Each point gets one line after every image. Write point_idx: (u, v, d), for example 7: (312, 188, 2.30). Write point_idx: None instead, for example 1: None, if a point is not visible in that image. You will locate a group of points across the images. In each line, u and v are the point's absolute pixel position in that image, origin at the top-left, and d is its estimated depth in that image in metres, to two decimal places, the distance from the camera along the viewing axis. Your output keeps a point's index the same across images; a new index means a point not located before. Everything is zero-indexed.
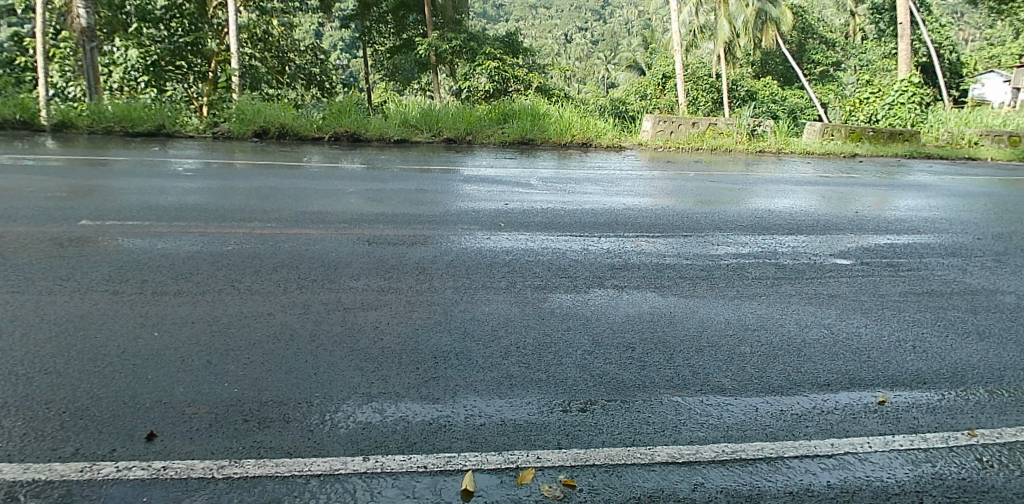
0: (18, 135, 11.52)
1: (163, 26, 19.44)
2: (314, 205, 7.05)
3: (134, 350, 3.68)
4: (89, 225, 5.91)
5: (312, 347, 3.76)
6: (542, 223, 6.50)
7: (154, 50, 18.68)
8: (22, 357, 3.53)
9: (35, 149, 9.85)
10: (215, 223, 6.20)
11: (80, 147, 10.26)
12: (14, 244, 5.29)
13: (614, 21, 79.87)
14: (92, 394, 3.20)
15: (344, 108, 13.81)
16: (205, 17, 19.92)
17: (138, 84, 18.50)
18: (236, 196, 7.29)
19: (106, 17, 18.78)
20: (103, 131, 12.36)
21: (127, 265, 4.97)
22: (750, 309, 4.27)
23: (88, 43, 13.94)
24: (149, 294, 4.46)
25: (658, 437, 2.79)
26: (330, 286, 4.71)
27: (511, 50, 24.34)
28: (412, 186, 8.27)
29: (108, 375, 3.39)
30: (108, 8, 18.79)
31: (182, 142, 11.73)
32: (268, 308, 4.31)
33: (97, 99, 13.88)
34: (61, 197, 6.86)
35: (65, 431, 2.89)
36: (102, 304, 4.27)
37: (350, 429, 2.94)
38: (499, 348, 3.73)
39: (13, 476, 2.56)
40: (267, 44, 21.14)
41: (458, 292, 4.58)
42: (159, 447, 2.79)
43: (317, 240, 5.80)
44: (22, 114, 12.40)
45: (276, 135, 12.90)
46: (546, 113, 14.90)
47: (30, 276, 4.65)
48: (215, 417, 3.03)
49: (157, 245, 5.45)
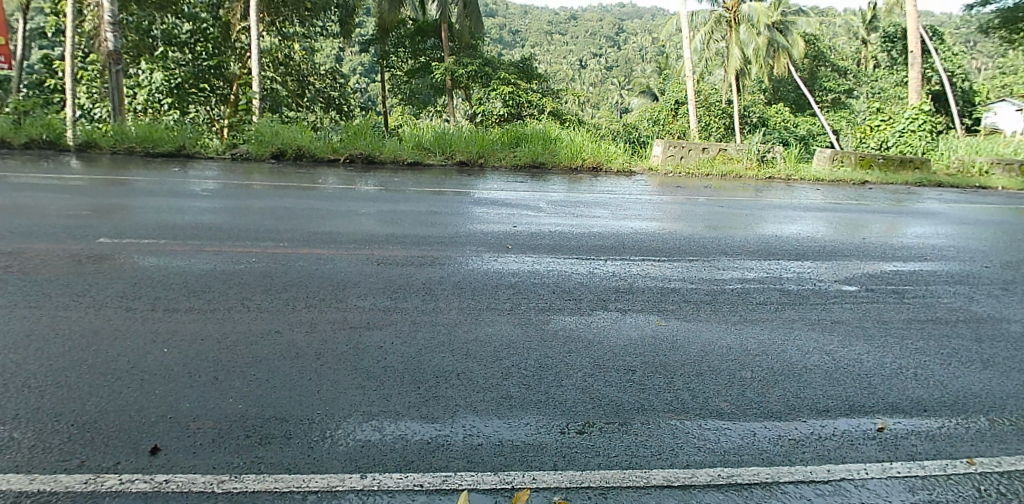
0: (43, 155, 11.83)
1: (187, 50, 19.93)
2: (325, 226, 7.13)
3: (143, 365, 3.75)
4: (107, 243, 6.03)
5: (317, 365, 3.80)
6: (550, 245, 6.54)
7: (177, 73, 19.24)
8: (33, 371, 3.60)
9: (58, 168, 10.10)
10: (226, 242, 6.29)
11: (103, 167, 10.48)
12: (34, 260, 5.41)
13: (628, 48, 80.53)
14: (100, 408, 3.25)
15: (360, 130, 14.02)
16: (229, 41, 20.57)
17: (162, 106, 19.03)
18: (252, 216, 7.41)
19: (133, 40, 19.26)
20: (125, 151, 12.71)
21: (142, 283, 5.06)
22: (752, 334, 4.25)
23: (114, 65, 14.25)
24: (160, 311, 4.54)
25: (655, 461, 2.78)
26: (338, 305, 4.77)
27: (526, 75, 24.70)
28: (423, 208, 8.36)
29: (117, 389, 3.45)
30: (136, 33, 19.32)
31: (200, 163, 11.94)
32: (274, 326, 4.37)
33: (124, 121, 14.27)
34: (80, 215, 6.99)
35: (72, 444, 2.94)
36: (114, 320, 4.35)
37: (349, 447, 2.97)
38: (500, 369, 3.74)
39: (19, 486, 2.62)
40: (288, 68, 21.54)
41: (462, 313, 4.62)
42: (161, 460, 2.83)
43: (328, 259, 5.88)
44: (48, 134, 12.73)
45: (293, 156, 13.11)
46: (558, 138, 14.99)
47: (48, 292, 4.74)
48: (219, 432, 3.08)
49: (172, 263, 5.55)
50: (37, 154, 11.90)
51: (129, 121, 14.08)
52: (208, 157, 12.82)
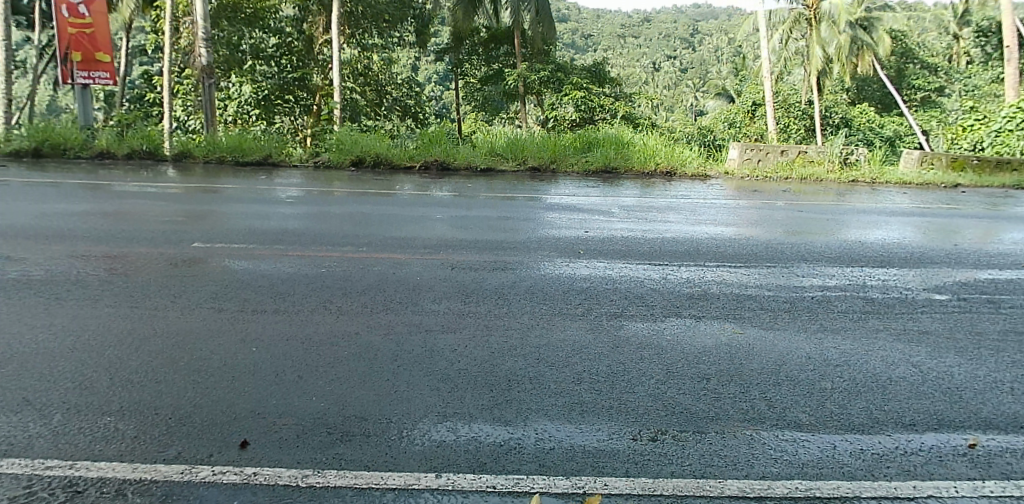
0: (145, 165, 12.70)
1: (273, 63, 20.83)
2: (401, 231, 7.34)
3: (233, 363, 3.99)
4: (200, 247, 6.43)
5: (393, 367, 3.94)
6: (622, 251, 6.51)
7: (264, 85, 20.32)
8: (136, 367, 3.90)
9: (158, 177, 10.83)
10: (308, 247, 6.58)
11: (197, 176, 11.15)
12: (137, 263, 5.83)
13: (703, 49, 78.82)
14: (194, 403, 3.49)
15: (435, 137, 14.34)
16: (311, 54, 21.60)
17: (251, 117, 20.21)
18: (332, 222, 7.72)
19: (224, 56, 20.06)
20: (217, 160, 13.48)
21: (232, 285, 5.37)
22: (833, 343, 4.11)
23: (207, 79, 15.17)
24: (249, 313, 4.81)
25: (729, 471, 2.74)
26: (414, 308, 4.91)
27: (598, 79, 24.58)
28: (496, 213, 8.46)
29: (209, 386, 3.69)
30: (226, 48, 20.07)
31: (285, 171, 12.52)
32: (353, 328, 4.55)
33: (217, 131, 15.15)
34: (176, 221, 7.47)
35: (169, 436, 3.17)
36: (207, 320, 4.64)
37: (425, 446, 3.07)
38: (571, 374, 3.76)
39: (123, 474, 2.84)
40: (367, 78, 22.26)
41: (534, 318, 4.67)
42: (250, 454, 3.01)
43: (403, 263, 6.06)
44: (148, 145, 13.66)
45: (371, 164, 13.57)
46: (631, 142, 14.84)
47: (148, 294, 5.11)
48: (302, 428, 3.24)
49: (258, 267, 5.86)
50: (140, 164, 12.79)
51: (221, 132, 14.93)
52: (293, 166, 13.43)
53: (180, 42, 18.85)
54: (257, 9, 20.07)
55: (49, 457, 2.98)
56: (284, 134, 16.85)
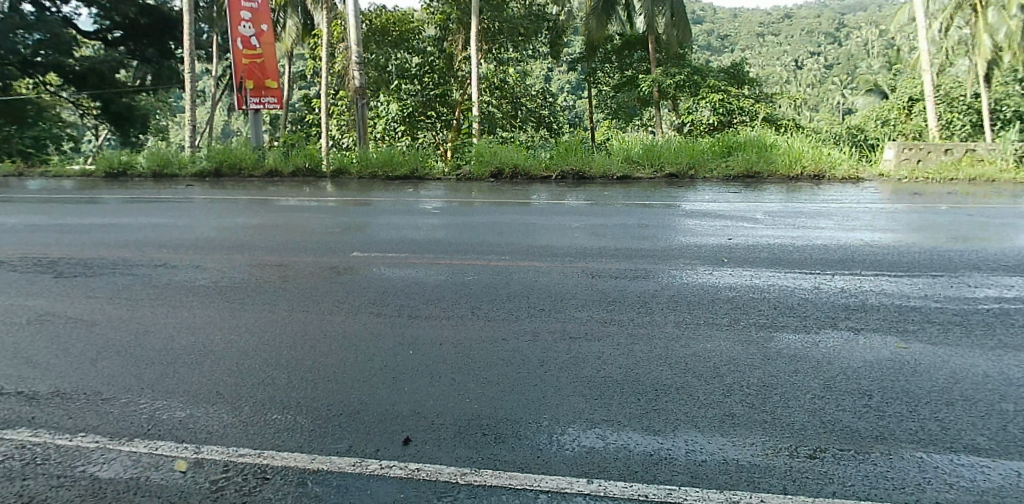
0: (307, 181, 13.95)
1: (417, 81, 21.97)
2: (540, 239, 7.56)
3: (393, 365, 4.34)
4: (359, 256, 7.00)
5: (540, 372, 4.10)
6: (768, 259, 6.30)
7: (409, 102, 21.31)
8: (312, 366, 4.36)
9: (319, 192, 11.86)
10: (455, 255, 6.95)
11: (352, 190, 12.07)
12: (307, 270, 6.46)
13: (851, 43, 73.43)
14: (362, 401, 3.85)
15: (570, 146, 14.54)
16: (452, 71, 22.37)
17: (396, 133, 19.84)
18: (475, 231, 8.09)
19: (374, 76, 22.06)
20: (370, 175, 14.50)
21: (389, 291, 5.82)
22: (1015, 362, 3.76)
23: (360, 99, 16.43)
24: (405, 317, 5.19)
25: (897, 494, 2.62)
26: (557, 316, 5.07)
27: (736, 80, 23.66)
28: (633, 221, 8.47)
29: (374, 385, 4.05)
30: (376, 70, 22.11)
31: (430, 183, 13.26)
32: (501, 334, 4.78)
33: (368, 147, 16.26)
34: (336, 231, 8.18)
35: (342, 430, 3.53)
36: (369, 324, 5.07)
37: (575, 452, 3.19)
38: (721, 386, 3.73)
39: (306, 464, 3.21)
40: (502, 91, 22.40)
41: (678, 327, 4.66)
42: (412, 450, 3.28)
43: (544, 272, 6.25)
44: (310, 163, 14.97)
45: (510, 175, 14.01)
46: (774, 145, 14.15)
47: (317, 299, 5.65)
48: (459, 428, 3.48)
49: (410, 274, 6.29)
50: (301, 180, 14.00)
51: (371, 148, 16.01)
52: (437, 178, 14.16)
53: (333, 65, 20.95)
54: (401, 31, 22.03)
55: (241, 447, 3.41)
56: (427, 147, 17.77)
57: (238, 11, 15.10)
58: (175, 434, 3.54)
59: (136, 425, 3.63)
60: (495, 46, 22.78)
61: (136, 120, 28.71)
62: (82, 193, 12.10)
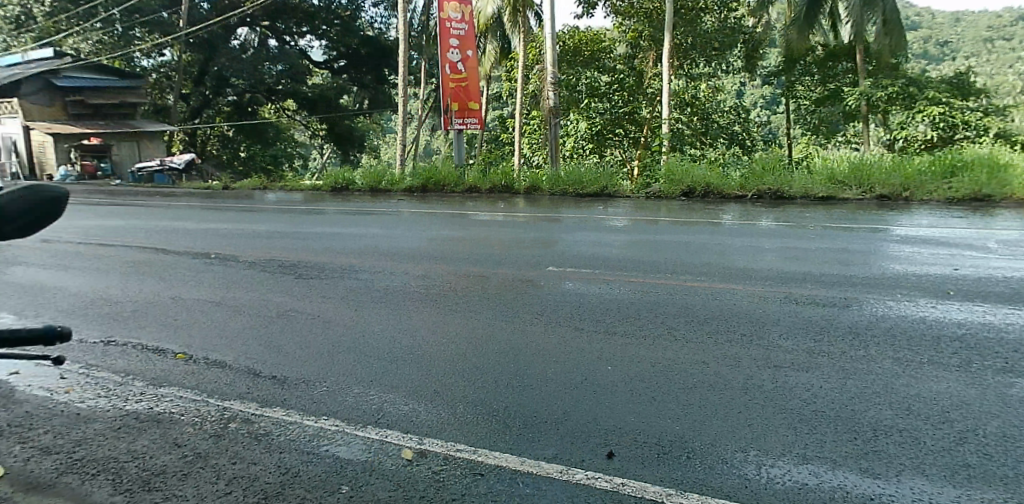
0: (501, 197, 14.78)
1: (607, 99, 21.20)
2: (735, 261, 7.33)
3: (593, 379, 4.46)
4: (553, 270, 7.26)
5: (743, 399, 4.00)
6: (1006, 293, 5.61)
7: (597, 120, 20.44)
8: (517, 374, 4.61)
9: (512, 207, 12.51)
10: (646, 275, 6.97)
11: (543, 206, 12.56)
12: (505, 282, 6.84)
13: None
14: (565, 412, 4.01)
15: (766, 165, 13.91)
16: (641, 89, 21.45)
17: (584, 151, 20.12)
18: (665, 251, 8.04)
19: (564, 96, 22.53)
20: (561, 193, 14.96)
21: (584, 306, 5.98)
22: None
23: (554, 119, 17.03)
24: (602, 333, 5.30)
25: None
26: (758, 342, 4.90)
27: (961, 91, 21.18)
28: (839, 245, 7.93)
29: (576, 398, 4.19)
30: (567, 89, 22.58)
31: (618, 201, 13.43)
32: (700, 357, 4.71)
33: (557, 166, 16.51)
34: (530, 246, 8.55)
35: (548, 437, 3.70)
36: (567, 337, 5.25)
37: (785, 486, 3.07)
38: (953, 433, 3.40)
39: (516, 466, 3.41)
40: (693, 107, 21.61)
41: (897, 364, 4.30)
42: (616, 465, 3.36)
43: (741, 295, 6.06)
44: (504, 180, 15.83)
45: (702, 193, 13.86)
46: (1010, 163, 12.49)
47: (517, 310, 5.95)
48: (662, 448, 3.49)
49: (603, 291, 6.41)
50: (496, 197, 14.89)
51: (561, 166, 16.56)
52: (626, 196, 14.32)
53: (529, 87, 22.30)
54: (593, 51, 22.65)
55: (458, 443, 3.70)
56: (614, 165, 18.01)
57: (448, 38, 16.58)
58: (401, 425, 3.93)
59: (368, 412, 4.09)
60: (687, 62, 22.49)
61: (354, 140, 31.91)
62: (310, 205, 13.83)
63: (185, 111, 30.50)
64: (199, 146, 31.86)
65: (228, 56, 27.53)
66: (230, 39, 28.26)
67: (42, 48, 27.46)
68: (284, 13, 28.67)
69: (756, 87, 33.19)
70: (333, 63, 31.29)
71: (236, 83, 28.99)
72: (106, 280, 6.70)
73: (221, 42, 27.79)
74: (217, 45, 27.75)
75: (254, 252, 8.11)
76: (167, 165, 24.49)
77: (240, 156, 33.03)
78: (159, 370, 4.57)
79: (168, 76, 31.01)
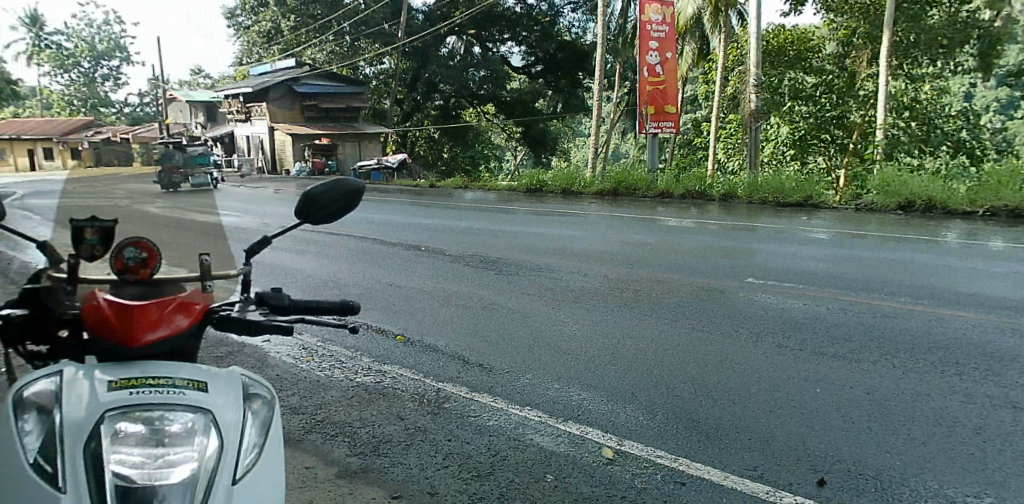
0: (694, 203, 14.48)
1: (813, 101, 19.93)
2: (966, 285, 6.52)
3: (799, 399, 4.21)
4: (751, 282, 6.93)
5: (980, 442, 3.55)
6: None
7: (801, 126, 19.91)
8: (714, 385, 4.47)
9: (705, 214, 12.20)
10: (856, 293, 6.43)
11: (738, 214, 12.07)
12: (699, 290, 6.65)
13: None
14: (770, 431, 3.82)
15: (1005, 177, 12.23)
16: (852, 90, 19.89)
17: (785, 157, 20.04)
18: (877, 269, 7.36)
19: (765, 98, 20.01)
20: (760, 201, 14.31)
21: (787, 322, 5.65)
22: None
23: (755, 123, 16.30)
24: (808, 353, 4.96)
25: None
26: (998, 380, 4.31)
27: None
28: None
29: (781, 417, 3.98)
30: (769, 91, 20.13)
31: (822, 212, 12.55)
32: (925, 389, 4.25)
33: (756, 172, 15.94)
34: (725, 254, 8.25)
35: (750, 455, 3.56)
36: (769, 354, 4.99)
37: None
38: None
39: (718, 479, 3.32)
40: (913, 112, 19.71)
41: None
42: (829, 493, 3.14)
43: (973, 324, 5.38)
44: (699, 187, 15.46)
45: (922, 208, 12.45)
46: None
47: (713, 320, 5.77)
48: (882, 482, 3.21)
49: (807, 308, 6.01)
50: (687, 203, 14.59)
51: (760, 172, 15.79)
52: (832, 208, 13.32)
53: (729, 90, 21.40)
54: (799, 51, 20.35)
55: (658, 448, 3.67)
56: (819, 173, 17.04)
57: (647, 42, 16.59)
58: (599, 424, 3.97)
59: (566, 408, 4.19)
60: (907, 62, 20.11)
61: (547, 142, 31.50)
62: (505, 204, 14.52)
63: (397, 114, 32.12)
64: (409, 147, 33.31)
65: (438, 63, 28.73)
66: (441, 46, 29.22)
67: (285, 58, 31.31)
68: (492, 21, 28.83)
69: (991, 88, 29.92)
70: (531, 68, 30.94)
71: (443, 89, 29.96)
72: (334, 265, 7.55)
73: (434, 50, 29.01)
74: (429, 53, 29.03)
75: (457, 247, 8.68)
76: (385, 165, 26.50)
77: (443, 158, 34.08)
78: (382, 348, 5.05)
79: (386, 84, 32.90)
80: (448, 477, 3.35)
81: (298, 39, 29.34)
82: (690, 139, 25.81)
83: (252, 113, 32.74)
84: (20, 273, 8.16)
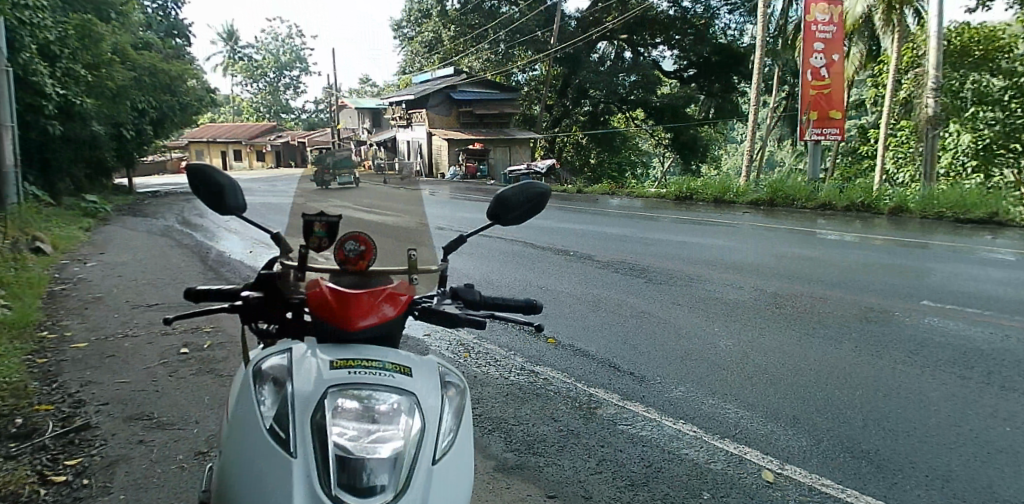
0: (858, 217, 13.43)
1: (1001, 107, 17.78)
2: None
3: (988, 438, 3.76)
4: (928, 305, 6.30)
5: None
6: None
7: (987, 134, 18.37)
8: (886, 414, 4.11)
9: (872, 228, 11.27)
10: None
11: (910, 230, 11.03)
12: (865, 310, 6.16)
13: None
14: (954, 469, 3.45)
15: None
16: None
17: (965, 169, 18.93)
18: None
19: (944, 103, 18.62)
20: (935, 216, 12.99)
21: (971, 352, 5.08)
22: None
23: (932, 130, 14.96)
24: (998, 387, 4.43)
25: None
26: None
27: None
28: None
29: (967, 456, 3.58)
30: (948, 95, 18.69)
31: (1013, 231, 11.16)
32: None
33: (935, 185, 14.47)
34: (895, 273, 7.57)
35: (930, 493, 3.23)
36: (950, 385, 4.51)
37: None
38: None
39: None
40: None
41: None
42: None
43: None
44: (863, 199, 14.34)
45: None
46: None
47: (883, 343, 5.31)
48: None
49: (997, 338, 5.37)
50: (850, 216, 13.55)
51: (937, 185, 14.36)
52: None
53: (900, 95, 19.73)
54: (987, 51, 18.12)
55: (824, 476, 3.43)
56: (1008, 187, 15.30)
57: (812, 43, 15.62)
58: (758, 444, 3.78)
59: (721, 424, 4.03)
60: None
61: (698, 150, 29.41)
62: (651, 212, 14.34)
63: (547, 120, 31.64)
64: (556, 152, 31.64)
65: (589, 69, 28.34)
66: (592, 52, 29.05)
67: (444, 66, 33.03)
68: (643, 25, 28.07)
69: None
70: (684, 72, 29.95)
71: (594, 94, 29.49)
72: (487, 267, 7.89)
73: (585, 56, 28.72)
74: (580, 59, 28.74)
75: (605, 254, 8.76)
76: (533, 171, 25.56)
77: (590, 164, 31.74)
78: (534, 350, 5.20)
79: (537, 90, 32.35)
80: (602, 482, 3.34)
81: (457, 48, 30.67)
82: (854, 146, 24.11)
83: (411, 118, 34.61)
84: (218, 260, 9.27)
